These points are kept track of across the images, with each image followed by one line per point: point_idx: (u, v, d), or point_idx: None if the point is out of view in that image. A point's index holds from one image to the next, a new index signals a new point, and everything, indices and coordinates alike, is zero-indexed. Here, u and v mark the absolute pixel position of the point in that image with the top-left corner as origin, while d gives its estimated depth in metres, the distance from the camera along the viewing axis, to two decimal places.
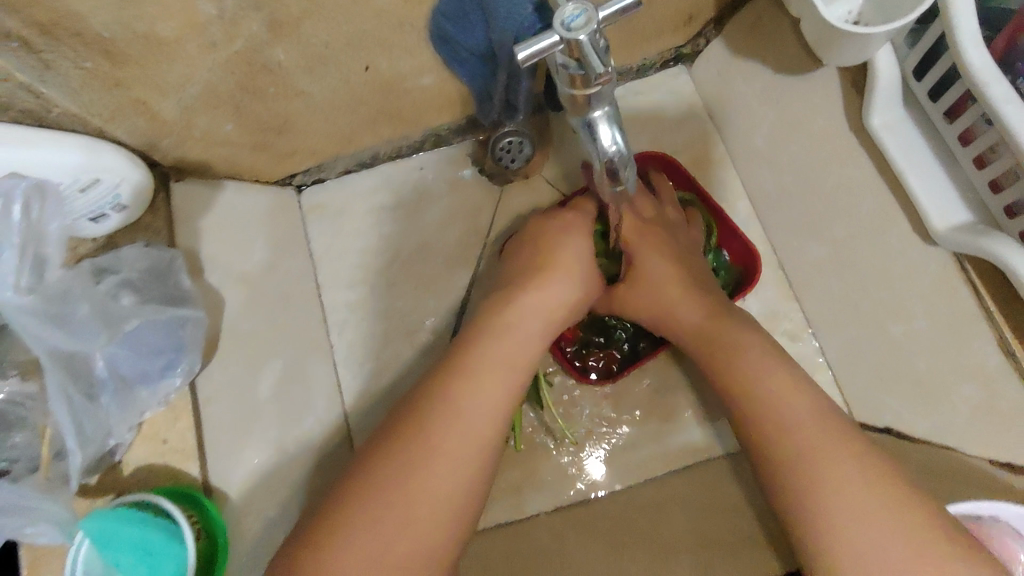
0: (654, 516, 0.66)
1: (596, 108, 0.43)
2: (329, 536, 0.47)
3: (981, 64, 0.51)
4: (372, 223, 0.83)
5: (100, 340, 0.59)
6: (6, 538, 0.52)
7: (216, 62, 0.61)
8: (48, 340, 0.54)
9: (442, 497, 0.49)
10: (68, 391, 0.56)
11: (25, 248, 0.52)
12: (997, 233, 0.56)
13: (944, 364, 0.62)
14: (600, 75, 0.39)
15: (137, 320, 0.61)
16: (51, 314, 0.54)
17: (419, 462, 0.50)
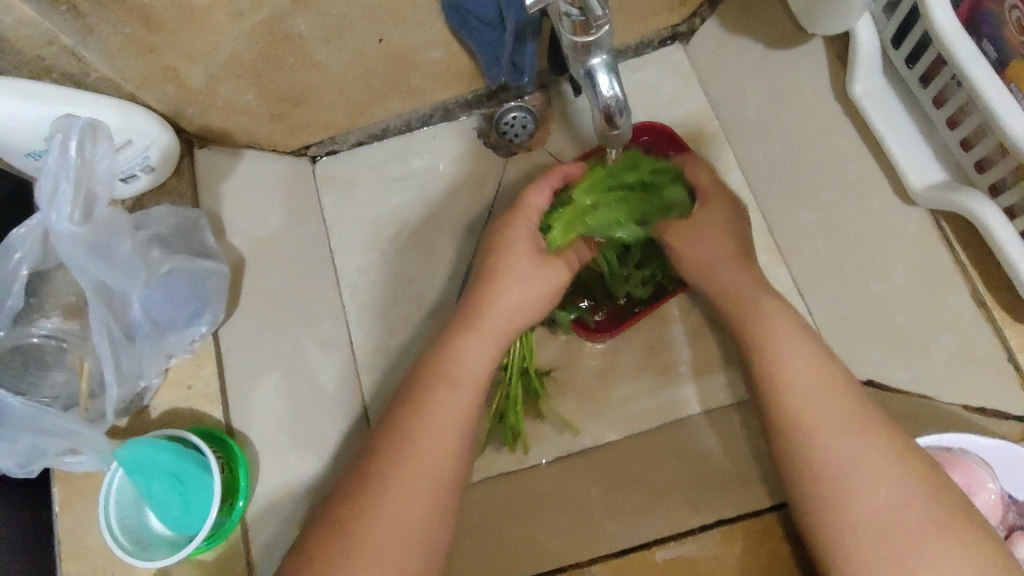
0: (648, 463, 0.70)
1: (596, 55, 0.47)
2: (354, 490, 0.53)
3: (951, 27, 0.55)
4: (383, 193, 0.86)
5: (138, 279, 0.61)
6: (46, 460, 0.58)
7: (242, 31, 0.66)
8: (94, 274, 0.57)
9: (445, 450, 0.54)
10: (110, 326, 0.59)
11: (80, 183, 0.55)
12: (970, 188, 0.61)
13: (924, 318, 0.65)
14: (599, 18, 0.44)
15: (170, 265, 0.64)
16: (98, 249, 0.57)
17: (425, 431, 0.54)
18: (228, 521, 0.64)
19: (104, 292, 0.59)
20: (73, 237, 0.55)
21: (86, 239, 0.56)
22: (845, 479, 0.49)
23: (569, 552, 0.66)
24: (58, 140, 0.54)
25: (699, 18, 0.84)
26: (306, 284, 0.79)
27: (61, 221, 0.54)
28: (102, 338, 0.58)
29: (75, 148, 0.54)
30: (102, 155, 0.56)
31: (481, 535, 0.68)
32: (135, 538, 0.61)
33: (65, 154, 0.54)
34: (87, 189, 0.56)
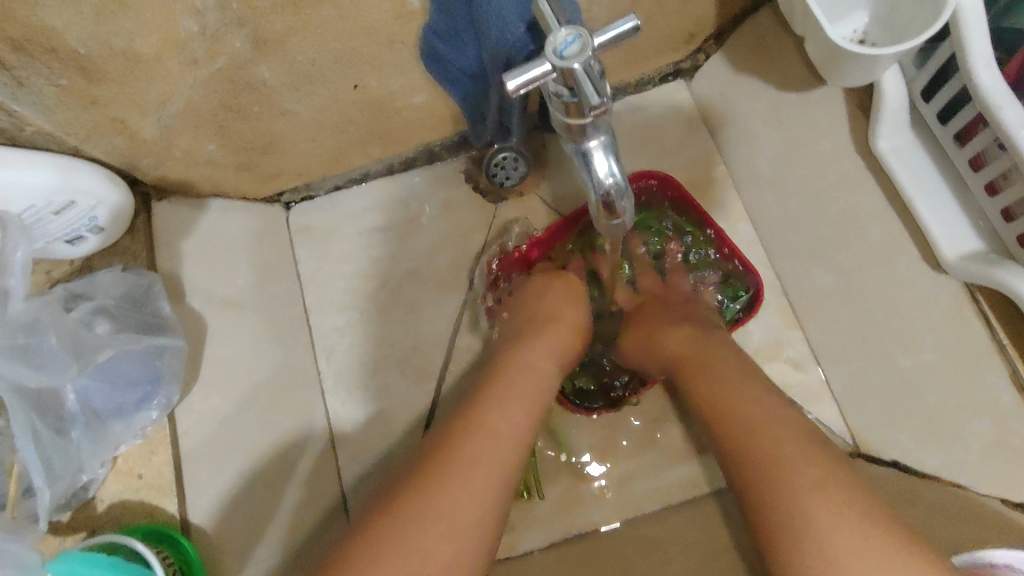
0: (653, 558, 0.62)
1: (592, 137, 0.41)
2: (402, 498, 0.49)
3: (993, 88, 0.49)
4: (361, 246, 0.79)
5: (70, 370, 0.56)
6: None
7: (198, 80, 0.59)
8: (12, 376, 0.52)
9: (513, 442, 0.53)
10: (36, 426, 0.54)
11: None
12: (1008, 262, 0.54)
13: (956, 399, 0.60)
14: (595, 105, 0.37)
15: (111, 350, 0.58)
16: (16, 348, 0.53)
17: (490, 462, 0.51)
18: None
19: (31, 391, 0.54)
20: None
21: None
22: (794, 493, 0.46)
23: None
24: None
25: (704, 54, 0.77)
26: (278, 352, 0.72)
27: None
28: (26, 441, 0.52)
29: None
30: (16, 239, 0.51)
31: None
32: None
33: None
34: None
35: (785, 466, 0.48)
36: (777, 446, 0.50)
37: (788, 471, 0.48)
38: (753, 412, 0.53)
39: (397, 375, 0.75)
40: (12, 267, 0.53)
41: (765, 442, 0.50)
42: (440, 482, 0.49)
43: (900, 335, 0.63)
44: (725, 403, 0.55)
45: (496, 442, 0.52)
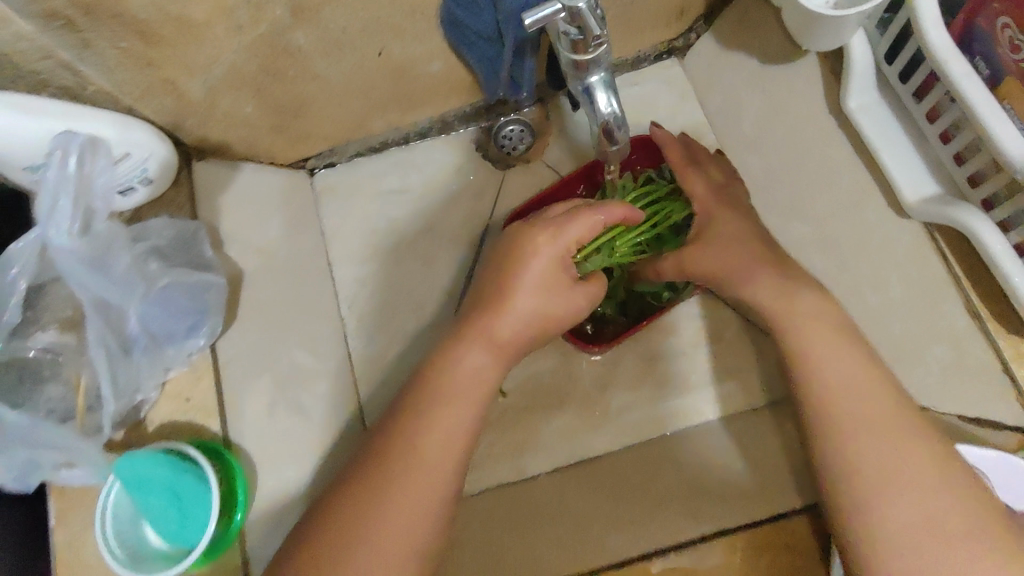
0: (650, 474, 0.69)
1: (594, 73, 0.48)
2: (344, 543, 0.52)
3: (942, 44, 0.55)
4: (381, 204, 0.86)
5: (136, 293, 0.62)
6: (46, 475, 0.58)
7: (242, 45, 0.66)
8: (92, 288, 0.59)
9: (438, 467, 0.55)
10: (108, 341, 0.60)
11: (78, 198, 0.57)
12: (962, 203, 0.61)
13: (919, 327, 0.66)
14: (600, 38, 0.45)
15: (167, 279, 0.65)
16: (95, 264, 0.58)
17: (424, 484, 0.55)
18: (226, 535, 0.64)
19: (100, 306, 0.60)
20: (73, 251, 0.57)
21: (84, 253, 0.57)
22: (885, 486, 0.51)
23: (563, 565, 0.64)
24: (56, 157, 0.54)
25: (693, 33, 0.84)
26: (307, 296, 0.79)
27: (59, 236, 0.56)
28: (99, 354, 0.59)
29: (74, 161, 0.56)
30: (99, 169, 0.58)
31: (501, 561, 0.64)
32: (131, 554, 0.61)
33: (64, 168, 0.55)
34: (85, 204, 0.57)
35: (869, 461, 0.52)
36: (869, 437, 0.53)
37: (880, 462, 0.52)
38: (840, 391, 0.55)
39: (414, 318, 0.82)
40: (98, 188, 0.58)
41: (862, 432, 0.53)
42: (350, 542, 0.52)
43: (867, 274, 0.69)
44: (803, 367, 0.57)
45: (416, 482, 0.54)
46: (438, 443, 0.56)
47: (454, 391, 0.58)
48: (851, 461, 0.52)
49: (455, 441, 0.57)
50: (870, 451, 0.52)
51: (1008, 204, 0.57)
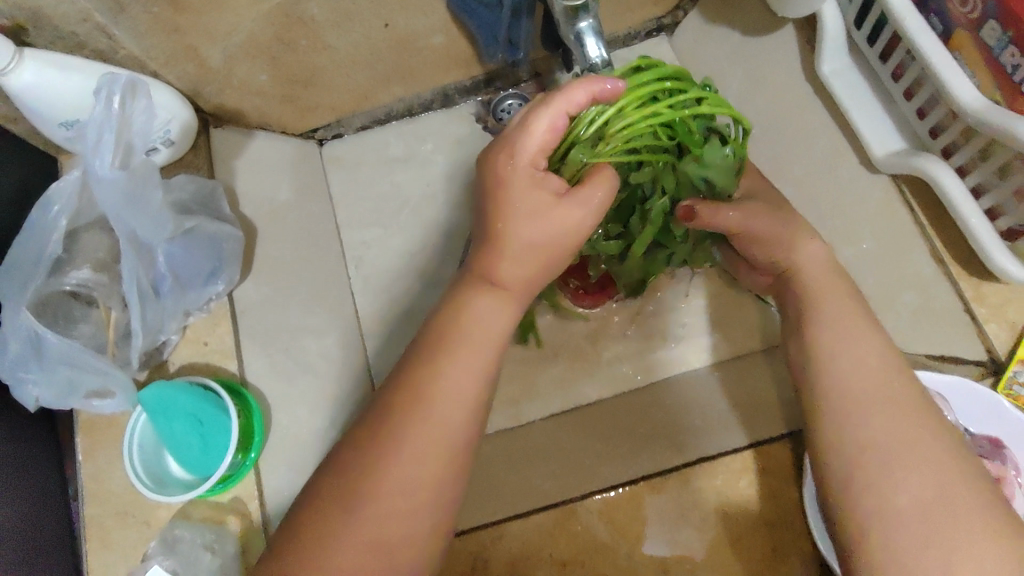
0: (638, 416, 0.73)
1: (583, 20, 0.55)
2: (359, 492, 0.46)
3: (901, 4, 0.60)
4: (385, 173, 0.90)
5: (166, 230, 0.67)
6: (82, 396, 0.64)
7: (260, 13, 0.71)
8: (129, 224, 0.64)
9: (456, 414, 0.48)
10: (139, 277, 0.65)
11: (121, 135, 0.61)
12: (925, 152, 0.67)
13: (891, 276, 0.70)
14: None
15: (195, 222, 0.70)
16: (133, 199, 0.63)
17: (428, 443, 0.47)
18: (245, 462, 0.69)
19: (134, 243, 0.65)
20: (115, 182, 0.62)
21: (124, 186, 0.62)
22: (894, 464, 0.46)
23: (555, 492, 0.68)
24: (102, 96, 0.60)
25: (682, 11, 0.88)
26: (316, 257, 0.83)
27: (103, 167, 0.61)
28: (132, 287, 0.64)
29: (118, 102, 0.60)
30: (140, 110, 0.62)
31: (496, 493, 0.69)
32: (155, 478, 0.67)
33: (109, 108, 0.60)
34: (125, 142, 0.62)
35: (871, 428, 0.48)
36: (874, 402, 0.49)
37: (879, 429, 0.48)
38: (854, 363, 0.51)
39: (416, 281, 0.85)
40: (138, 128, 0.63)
41: (863, 398, 0.49)
42: (353, 495, 0.46)
43: (843, 229, 0.73)
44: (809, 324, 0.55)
45: (431, 424, 0.47)
46: (460, 385, 0.49)
47: (471, 334, 0.50)
48: (844, 426, 0.49)
49: (471, 392, 0.49)
50: (869, 417, 0.48)
51: (964, 150, 0.63)
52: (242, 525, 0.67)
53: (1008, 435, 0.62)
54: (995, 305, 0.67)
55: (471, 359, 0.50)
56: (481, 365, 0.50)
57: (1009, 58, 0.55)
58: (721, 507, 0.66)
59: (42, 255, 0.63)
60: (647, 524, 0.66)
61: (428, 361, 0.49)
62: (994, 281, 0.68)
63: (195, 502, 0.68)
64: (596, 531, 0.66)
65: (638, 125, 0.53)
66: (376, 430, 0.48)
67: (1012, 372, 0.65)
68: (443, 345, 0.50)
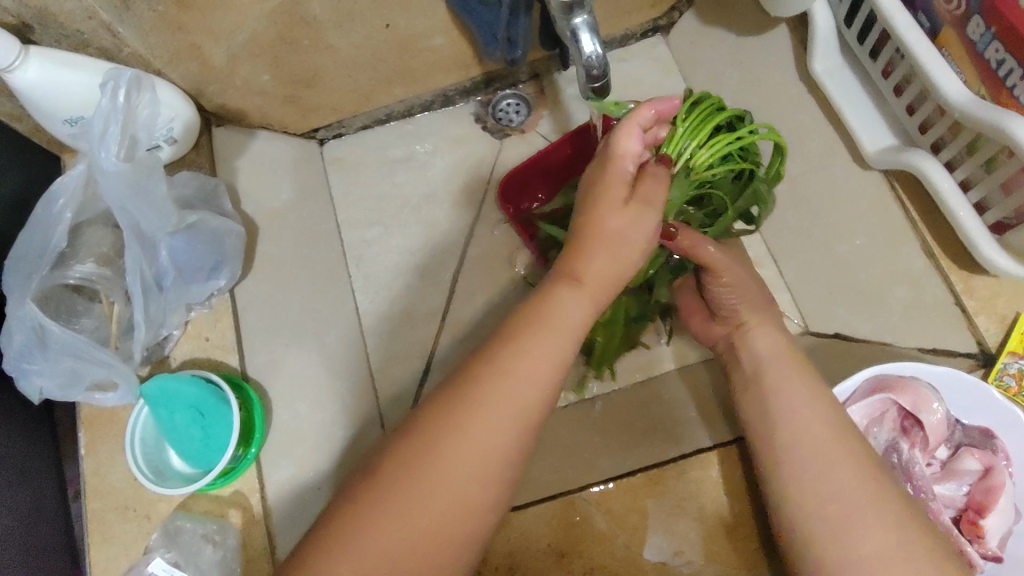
0: (638, 413, 0.73)
1: (578, 16, 0.56)
2: (431, 452, 0.48)
3: (889, 1, 0.62)
4: (385, 173, 0.91)
5: (169, 224, 0.67)
6: (84, 386, 0.65)
7: (264, 12, 0.71)
8: (133, 216, 0.64)
9: (531, 394, 0.50)
10: (142, 268, 0.66)
11: (126, 127, 0.62)
12: (914, 148, 0.68)
13: (882, 271, 0.71)
14: None
15: (197, 216, 0.71)
16: (137, 192, 0.64)
17: (499, 416, 0.49)
18: (245, 456, 0.70)
19: (138, 235, 0.66)
20: (118, 173, 0.62)
21: (128, 177, 0.63)
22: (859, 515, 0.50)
23: (557, 483, 0.69)
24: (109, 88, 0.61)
25: (678, 12, 0.89)
26: (317, 255, 0.84)
27: (109, 158, 0.61)
28: (135, 279, 0.65)
29: (123, 95, 0.61)
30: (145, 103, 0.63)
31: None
32: (156, 470, 0.67)
33: (115, 100, 0.61)
34: (130, 134, 0.62)
35: (827, 496, 0.52)
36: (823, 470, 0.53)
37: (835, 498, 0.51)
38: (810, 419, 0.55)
39: (416, 280, 0.86)
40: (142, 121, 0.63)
41: (820, 452, 0.54)
42: (425, 456, 0.48)
43: (835, 225, 0.74)
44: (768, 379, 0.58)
45: (506, 394, 0.49)
46: (539, 369, 0.51)
47: (560, 319, 0.52)
48: (804, 499, 0.53)
49: (544, 377, 0.51)
50: (829, 485, 0.52)
51: (953, 145, 0.64)
52: (243, 518, 0.68)
53: (999, 424, 0.63)
54: (985, 298, 0.68)
55: (552, 346, 0.52)
56: (560, 353, 0.52)
57: (993, 54, 0.56)
58: (716, 498, 0.67)
59: (46, 248, 0.64)
60: (645, 516, 0.67)
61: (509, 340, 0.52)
62: (983, 273, 0.69)
63: (196, 495, 0.69)
64: (594, 520, 0.67)
65: (713, 155, 0.61)
66: (454, 396, 0.50)
67: (1003, 363, 0.66)
68: (526, 327, 0.52)
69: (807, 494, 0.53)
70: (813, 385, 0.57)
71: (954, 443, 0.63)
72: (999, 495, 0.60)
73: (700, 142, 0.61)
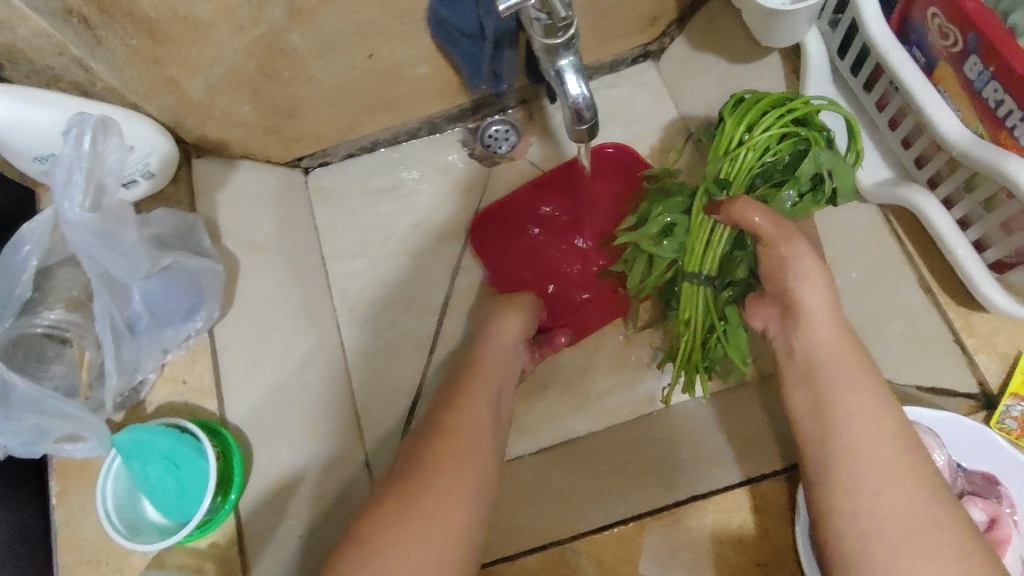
0: (630, 450, 0.71)
1: (563, 57, 0.54)
2: (410, 487, 0.55)
3: (882, 37, 0.60)
4: (371, 202, 0.89)
5: (142, 269, 0.65)
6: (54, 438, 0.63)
7: (241, 45, 0.68)
8: (101, 264, 0.62)
9: (478, 432, 0.60)
10: (113, 314, 0.63)
11: (91, 174, 0.59)
12: (910, 182, 0.67)
13: (879, 306, 0.69)
14: (563, 18, 0.50)
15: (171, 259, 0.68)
16: (103, 237, 0.61)
17: (459, 452, 0.58)
18: (224, 506, 0.67)
19: (107, 281, 0.63)
20: (84, 224, 0.59)
21: (95, 227, 0.60)
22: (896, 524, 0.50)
23: (544, 533, 0.67)
24: (73, 135, 0.58)
25: (667, 37, 0.87)
26: (299, 289, 0.81)
27: (72, 208, 0.59)
28: (106, 327, 0.62)
29: (88, 142, 0.59)
30: (112, 148, 0.60)
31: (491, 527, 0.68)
32: (129, 525, 0.64)
33: (78, 147, 0.58)
34: (97, 180, 0.60)
35: (876, 513, 0.51)
36: (879, 484, 0.52)
37: (889, 515, 0.50)
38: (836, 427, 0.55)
39: (402, 312, 0.84)
40: (108, 168, 0.61)
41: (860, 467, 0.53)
42: (409, 492, 0.54)
43: (830, 258, 0.72)
44: (820, 383, 0.57)
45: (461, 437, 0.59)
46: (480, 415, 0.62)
47: (493, 367, 0.68)
48: (851, 511, 0.52)
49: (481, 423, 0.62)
50: (879, 498, 0.51)
51: (950, 181, 0.63)
52: (220, 571, 0.66)
53: (1002, 469, 0.61)
54: (984, 335, 0.67)
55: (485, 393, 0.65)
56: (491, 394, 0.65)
57: (992, 94, 0.55)
58: (710, 546, 0.65)
59: (12, 295, 0.62)
60: (638, 565, 0.65)
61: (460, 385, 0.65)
62: (983, 310, 0.67)
63: (172, 548, 0.66)
64: (585, 572, 0.65)
65: (767, 128, 0.60)
66: (423, 447, 0.58)
67: (1005, 406, 0.64)
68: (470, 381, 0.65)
69: (858, 507, 0.51)
70: (859, 394, 0.56)
71: (958, 490, 0.60)
72: (1006, 548, 0.58)
73: (755, 118, 0.61)
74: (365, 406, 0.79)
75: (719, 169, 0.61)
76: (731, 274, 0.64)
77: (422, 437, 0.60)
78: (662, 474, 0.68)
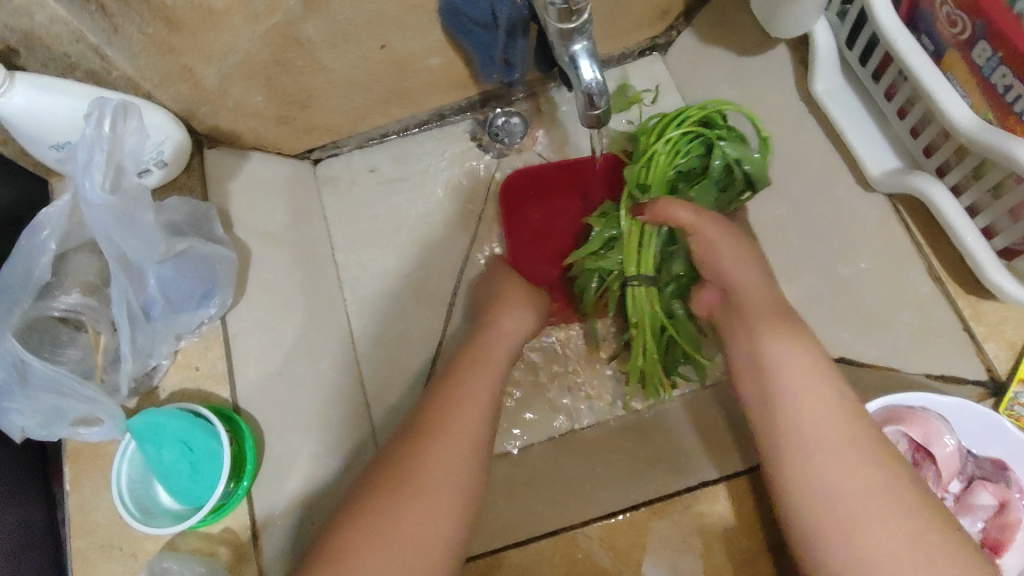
0: (638, 443, 0.72)
1: (577, 42, 0.55)
2: (409, 459, 0.57)
3: (893, 26, 0.61)
4: (381, 193, 0.89)
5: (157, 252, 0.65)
6: (70, 420, 0.63)
7: (256, 34, 0.69)
8: (120, 247, 0.63)
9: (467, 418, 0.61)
10: (128, 298, 0.64)
11: (110, 156, 0.60)
12: (920, 171, 0.68)
13: (889, 296, 0.70)
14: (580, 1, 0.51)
15: (186, 244, 0.68)
16: (121, 220, 0.62)
17: (453, 440, 0.58)
18: (237, 491, 0.67)
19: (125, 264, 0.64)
20: (104, 205, 0.60)
21: (114, 208, 0.61)
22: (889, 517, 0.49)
23: (556, 520, 0.67)
24: (92, 117, 0.59)
25: (676, 31, 0.87)
26: (311, 279, 0.82)
27: (93, 188, 0.60)
28: (122, 309, 0.63)
29: (108, 124, 0.59)
30: (132, 131, 0.60)
31: (503, 514, 0.69)
32: (143, 507, 0.65)
33: (99, 129, 0.59)
34: (116, 162, 0.61)
35: (867, 507, 0.49)
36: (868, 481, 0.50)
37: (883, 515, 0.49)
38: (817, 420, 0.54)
39: (412, 303, 0.86)
40: (127, 151, 0.61)
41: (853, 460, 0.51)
42: (410, 484, 0.55)
43: (840, 249, 0.73)
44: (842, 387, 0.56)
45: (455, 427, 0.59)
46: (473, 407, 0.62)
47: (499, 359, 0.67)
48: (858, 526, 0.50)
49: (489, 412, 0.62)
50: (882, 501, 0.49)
51: (957, 169, 0.64)
52: (233, 556, 0.65)
53: (1010, 455, 0.62)
54: (992, 324, 0.67)
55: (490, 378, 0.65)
56: (495, 384, 0.65)
57: (1000, 80, 0.55)
58: (721, 532, 0.65)
59: (28, 279, 0.63)
60: (648, 551, 0.65)
61: (461, 369, 0.65)
62: (991, 299, 0.67)
63: (185, 533, 0.66)
64: (597, 557, 0.65)
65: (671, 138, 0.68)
66: (427, 429, 0.59)
67: (1014, 392, 0.65)
68: (472, 363, 0.66)
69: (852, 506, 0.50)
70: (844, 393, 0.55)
71: (967, 475, 0.62)
72: (1015, 530, 0.59)
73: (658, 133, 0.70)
74: (376, 396, 0.80)
75: (636, 177, 0.69)
76: (669, 269, 0.72)
77: (424, 424, 0.60)
78: (674, 461, 0.69)
